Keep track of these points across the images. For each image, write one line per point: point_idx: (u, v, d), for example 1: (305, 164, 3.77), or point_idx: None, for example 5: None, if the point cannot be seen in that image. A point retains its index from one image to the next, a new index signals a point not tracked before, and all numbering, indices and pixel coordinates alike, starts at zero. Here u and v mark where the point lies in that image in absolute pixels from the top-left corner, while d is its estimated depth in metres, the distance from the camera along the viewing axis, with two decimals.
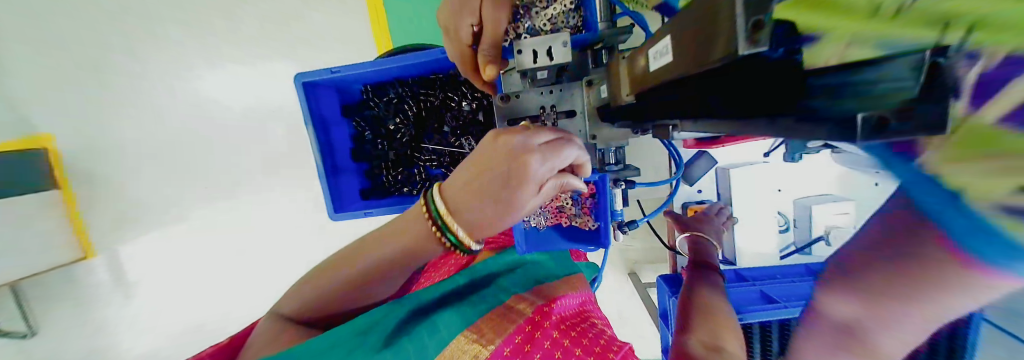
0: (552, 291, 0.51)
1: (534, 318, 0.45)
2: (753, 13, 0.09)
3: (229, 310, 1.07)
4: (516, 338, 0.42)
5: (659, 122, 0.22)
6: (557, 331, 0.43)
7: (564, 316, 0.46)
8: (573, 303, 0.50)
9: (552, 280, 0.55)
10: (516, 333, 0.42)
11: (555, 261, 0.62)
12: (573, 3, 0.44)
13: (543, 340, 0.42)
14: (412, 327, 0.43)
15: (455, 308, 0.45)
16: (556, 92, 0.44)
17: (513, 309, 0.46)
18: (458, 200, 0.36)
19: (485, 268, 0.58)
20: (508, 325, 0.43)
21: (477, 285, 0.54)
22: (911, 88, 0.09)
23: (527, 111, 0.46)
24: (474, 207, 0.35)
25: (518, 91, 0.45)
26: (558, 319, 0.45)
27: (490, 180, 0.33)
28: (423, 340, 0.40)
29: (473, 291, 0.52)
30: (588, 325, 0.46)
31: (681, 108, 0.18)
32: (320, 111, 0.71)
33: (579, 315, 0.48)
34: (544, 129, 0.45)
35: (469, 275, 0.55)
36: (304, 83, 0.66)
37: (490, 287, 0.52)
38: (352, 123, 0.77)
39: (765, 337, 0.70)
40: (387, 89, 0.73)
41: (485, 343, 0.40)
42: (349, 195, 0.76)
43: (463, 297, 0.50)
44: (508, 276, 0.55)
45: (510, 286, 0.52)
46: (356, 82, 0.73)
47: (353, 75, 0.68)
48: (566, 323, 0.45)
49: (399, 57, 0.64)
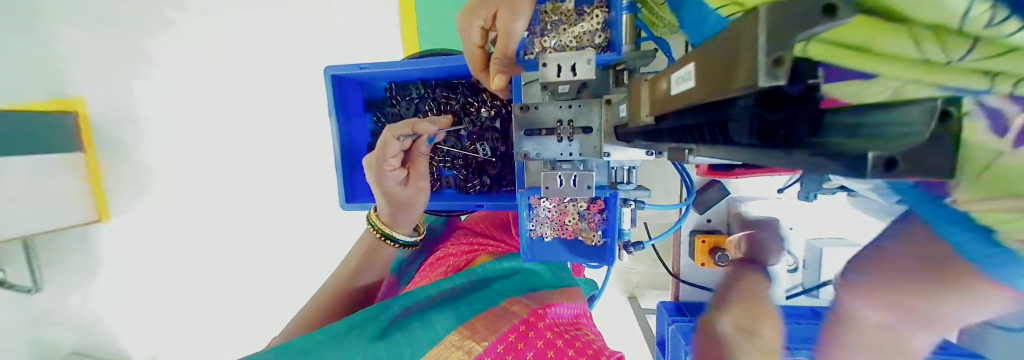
0: (547, 299, 0.52)
1: (528, 319, 0.45)
2: (772, 52, 0.10)
3: (238, 289, 1.11)
4: (508, 337, 0.42)
5: (673, 144, 0.22)
6: (549, 333, 0.43)
7: (557, 321, 0.46)
8: (567, 313, 0.50)
9: (550, 290, 0.55)
10: (508, 333, 0.43)
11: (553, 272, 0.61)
12: (600, 24, 0.48)
13: (536, 340, 0.42)
14: (410, 323, 0.45)
15: (449, 306, 0.48)
16: (574, 107, 0.45)
17: (506, 311, 0.47)
18: (387, 217, 0.62)
19: (487, 268, 0.59)
20: (504, 325, 0.44)
21: (475, 287, 0.55)
22: (914, 134, 0.10)
23: (543, 123, 0.47)
24: (393, 214, 0.62)
25: (537, 103, 0.46)
26: (550, 323, 0.45)
27: (393, 188, 0.60)
28: (415, 333, 0.43)
29: (471, 293, 0.53)
30: (580, 333, 0.45)
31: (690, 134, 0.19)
32: (345, 103, 0.74)
33: (574, 324, 0.47)
34: (559, 141, 0.46)
35: (472, 278, 0.57)
36: (333, 75, 0.69)
37: (485, 290, 0.53)
38: (373, 118, 0.79)
39: None
40: (410, 89, 0.76)
41: (478, 339, 0.42)
42: (363, 187, 0.78)
43: (462, 297, 0.52)
44: (504, 282, 0.56)
45: (506, 290, 0.53)
46: (382, 79, 0.75)
47: (380, 72, 0.71)
48: (560, 327, 0.45)
49: (426, 60, 0.66)
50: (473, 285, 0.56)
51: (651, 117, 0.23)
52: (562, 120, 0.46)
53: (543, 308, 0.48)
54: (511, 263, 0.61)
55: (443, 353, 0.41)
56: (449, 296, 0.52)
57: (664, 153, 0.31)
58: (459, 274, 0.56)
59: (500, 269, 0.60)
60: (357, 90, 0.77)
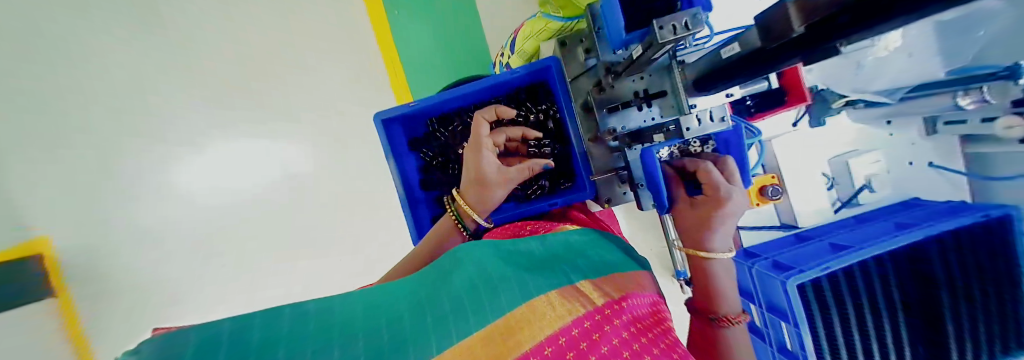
0: (622, 287, 0.47)
1: (604, 309, 0.39)
2: None
3: None
4: (583, 323, 0.36)
5: (837, 39, 0.30)
6: (627, 333, 0.36)
7: (637, 316, 0.41)
8: (644, 303, 0.45)
9: (621, 271, 0.54)
10: (584, 318, 0.36)
11: (604, 248, 0.62)
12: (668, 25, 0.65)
13: (612, 334, 0.35)
14: (488, 274, 0.41)
15: (524, 277, 0.41)
16: (647, 79, 0.61)
17: (582, 295, 0.41)
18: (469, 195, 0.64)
19: (557, 238, 0.60)
20: (580, 308, 0.38)
21: (547, 261, 0.50)
22: None
23: (622, 98, 0.63)
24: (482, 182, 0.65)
25: (613, 84, 0.63)
26: (630, 319, 0.39)
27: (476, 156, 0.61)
28: (482, 304, 0.35)
29: (543, 265, 0.48)
30: (660, 329, 0.40)
31: (771, 65, 0.40)
32: (394, 145, 0.77)
33: (652, 315, 0.43)
34: (640, 110, 0.63)
35: (544, 248, 0.55)
36: (381, 121, 0.73)
37: (562, 266, 0.49)
38: (419, 155, 0.82)
39: (853, 280, 0.71)
40: (451, 119, 0.80)
41: (557, 314, 0.36)
42: (426, 223, 0.80)
43: (537, 265, 0.48)
44: (581, 261, 0.53)
45: (580, 268, 0.50)
46: (423, 117, 0.80)
47: (424, 107, 0.75)
48: (637, 326, 0.39)
49: (471, 83, 0.73)
50: (545, 250, 0.54)
51: (808, 24, 0.29)
52: (637, 92, 0.62)
53: (619, 301, 0.43)
54: (571, 242, 0.59)
55: (524, 322, 0.34)
56: (520, 260, 0.48)
57: (800, 61, 0.39)
58: (533, 245, 0.54)
59: (567, 241, 0.59)
60: (400, 132, 0.80)
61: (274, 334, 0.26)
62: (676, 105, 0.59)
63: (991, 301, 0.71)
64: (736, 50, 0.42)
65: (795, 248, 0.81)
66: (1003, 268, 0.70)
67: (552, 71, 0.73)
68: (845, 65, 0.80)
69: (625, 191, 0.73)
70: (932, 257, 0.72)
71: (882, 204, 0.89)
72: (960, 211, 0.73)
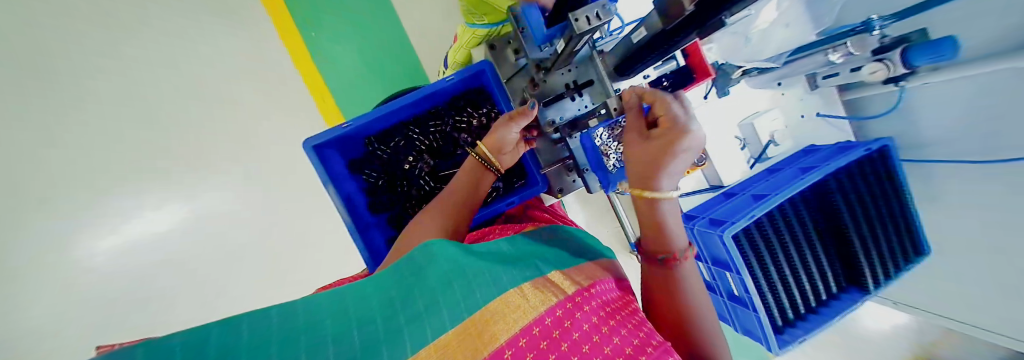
0: (590, 276, 0.49)
1: (575, 297, 0.41)
2: None
3: None
4: (556, 311, 0.37)
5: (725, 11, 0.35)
6: (596, 317, 0.38)
7: (607, 301, 0.43)
8: (611, 289, 0.47)
9: (586, 265, 0.54)
10: (557, 307, 0.37)
11: (564, 239, 0.64)
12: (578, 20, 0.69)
13: (582, 320, 0.37)
14: (461, 264, 0.40)
15: (496, 270, 0.41)
16: (574, 70, 0.64)
17: (554, 285, 0.43)
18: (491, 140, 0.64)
19: (527, 236, 0.60)
20: (552, 297, 0.39)
21: (517, 256, 0.51)
22: None
23: (556, 91, 0.65)
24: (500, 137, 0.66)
25: (545, 78, 0.65)
26: (600, 304, 0.41)
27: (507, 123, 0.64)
28: (454, 297, 0.35)
29: (513, 260, 0.49)
30: (628, 312, 0.42)
31: (670, 42, 0.45)
32: (332, 170, 0.73)
33: (620, 300, 0.45)
34: (573, 100, 0.66)
35: (515, 247, 0.55)
36: (312, 148, 0.68)
37: (532, 259, 0.50)
38: (362, 177, 0.79)
39: (774, 222, 0.82)
40: (392, 134, 0.78)
41: (530, 307, 0.36)
42: (380, 246, 0.77)
43: (508, 260, 0.48)
44: (551, 256, 0.55)
45: (551, 262, 0.51)
46: (360, 135, 0.77)
47: (360, 127, 0.73)
48: (607, 310, 0.40)
49: (405, 96, 0.72)
50: (517, 249, 0.54)
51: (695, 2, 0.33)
52: (568, 84, 0.65)
53: (588, 288, 0.44)
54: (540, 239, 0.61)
55: (496, 316, 0.34)
56: (489, 255, 0.48)
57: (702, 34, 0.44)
58: (503, 242, 0.55)
59: (535, 239, 0.61)
60: (337, 155, 0.76)
61: (234, 343, 0.25)
62: (602, 88, 0.62)
63: (882, 222, 0.85)
64: (644, 34, 0.46)
65: (725, 204, 0.92)
66: (889, 189, 0.83)
67: (486, 72, 0.74)
68: (735, 41, 0.88)
69: (573, 179, 0.78)
70: (832, 192, 0.84)
71: (787, 154, 1.03)
72: (848, 150, 0.86)
